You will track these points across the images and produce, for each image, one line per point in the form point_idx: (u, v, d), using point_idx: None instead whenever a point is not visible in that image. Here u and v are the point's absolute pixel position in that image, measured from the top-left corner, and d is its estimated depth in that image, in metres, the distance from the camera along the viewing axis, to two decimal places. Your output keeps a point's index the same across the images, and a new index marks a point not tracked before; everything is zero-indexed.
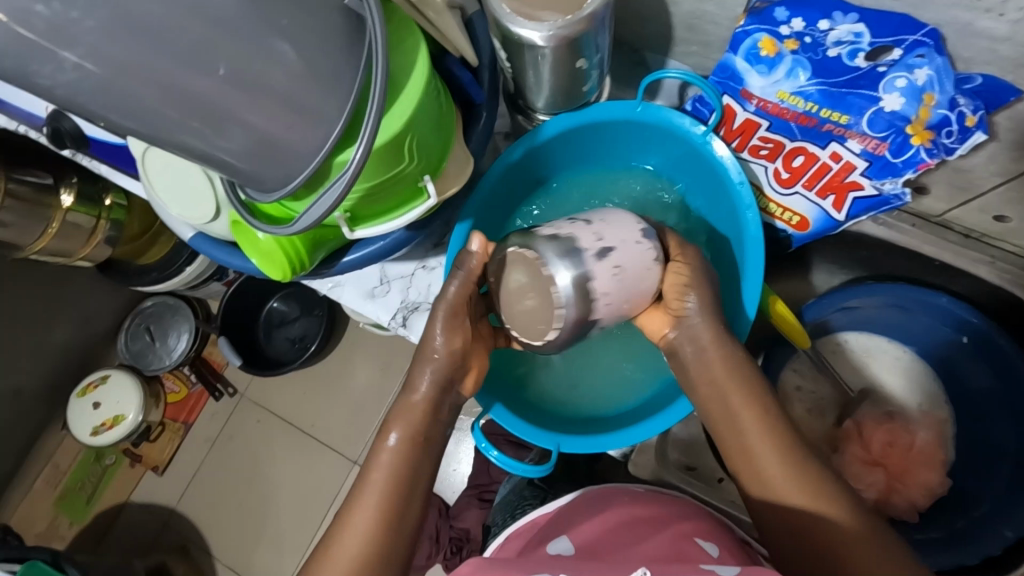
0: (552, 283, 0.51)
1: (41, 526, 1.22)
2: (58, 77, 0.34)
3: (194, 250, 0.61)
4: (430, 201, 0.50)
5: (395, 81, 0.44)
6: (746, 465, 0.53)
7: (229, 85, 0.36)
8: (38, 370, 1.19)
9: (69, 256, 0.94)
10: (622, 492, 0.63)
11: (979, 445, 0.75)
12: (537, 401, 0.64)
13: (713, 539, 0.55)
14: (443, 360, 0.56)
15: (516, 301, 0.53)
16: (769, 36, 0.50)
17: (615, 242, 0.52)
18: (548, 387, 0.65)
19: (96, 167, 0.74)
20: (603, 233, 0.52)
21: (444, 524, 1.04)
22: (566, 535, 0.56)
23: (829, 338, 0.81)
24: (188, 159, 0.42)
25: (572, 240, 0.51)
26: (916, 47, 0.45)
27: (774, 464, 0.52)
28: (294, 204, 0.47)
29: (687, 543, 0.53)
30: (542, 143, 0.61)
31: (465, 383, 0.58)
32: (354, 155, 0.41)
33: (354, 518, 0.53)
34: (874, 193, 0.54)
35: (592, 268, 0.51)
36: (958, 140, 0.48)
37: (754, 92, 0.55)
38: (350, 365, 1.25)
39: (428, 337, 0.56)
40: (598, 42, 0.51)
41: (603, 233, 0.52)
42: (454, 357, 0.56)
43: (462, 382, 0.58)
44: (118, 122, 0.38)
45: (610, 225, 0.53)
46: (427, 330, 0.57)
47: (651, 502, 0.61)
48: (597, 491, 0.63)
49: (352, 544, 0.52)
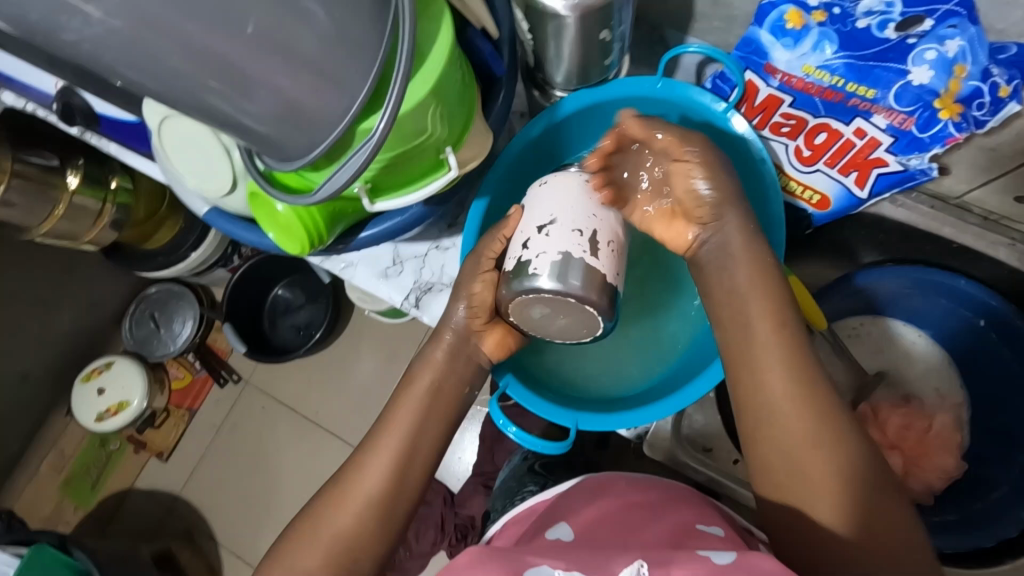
0: (588, 304, 0.50)
1: (47, 509, 1.21)
2: (84, 32, 0.33)
3: (208, 226, 0.60)
4: (450, 173, 0.49)
5: (420, 51, 0.43)
6: None
7: (255, 45, 0.36)
8: (45, 354, 1.19)
9: (75, 238, 0.94)
10: (619, 477, 0.62)
11: (994, 429, 0.75)
12: (548, 382, 0.63)
13: (716, 523, 0.54)
14: (472, 318, 0.58)
15: (550, 324, 0.52)
16: (797, 8, 0.50)
17: (592, 224, 0.51)
18: (554, 358, 0.65)
19: (105, 145, 0.73)
20: (576, 223, 0.51)
21: (450, 511, 1.05)
22: (567, 518, 0.56)
23: (846, 321, 0.80)
24: (208, 121, 0.42)
25: (566, 254, 0.50)
26: (948, 17, 0.45)
27: None
28: (313, 174, 0.47)
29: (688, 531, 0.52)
30: (561, 119, 0.61)
31: (484, 339, 0.59)
32: (380, 122, 0.41)
33: (366, 497, 0.55)
34: (899, 168, 0.55)
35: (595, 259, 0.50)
36: (990, 112, 0.47)
37: (779, 66, 0.54)
38: (357, 352, 1.25)
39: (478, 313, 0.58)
40: (623, 13, 0.51)
41: (579, 224, 0.51)
42: (487, 307, 0.58)
43: (481, 343, 0.59)
44: (143, 83, 0.38)
45: (575, 211, 0.52)
46: (472, 309, 0.58)
47: (647, 487, 0.60)
48: (593, 479, 0.62)
49: (353, 510, 0.54)
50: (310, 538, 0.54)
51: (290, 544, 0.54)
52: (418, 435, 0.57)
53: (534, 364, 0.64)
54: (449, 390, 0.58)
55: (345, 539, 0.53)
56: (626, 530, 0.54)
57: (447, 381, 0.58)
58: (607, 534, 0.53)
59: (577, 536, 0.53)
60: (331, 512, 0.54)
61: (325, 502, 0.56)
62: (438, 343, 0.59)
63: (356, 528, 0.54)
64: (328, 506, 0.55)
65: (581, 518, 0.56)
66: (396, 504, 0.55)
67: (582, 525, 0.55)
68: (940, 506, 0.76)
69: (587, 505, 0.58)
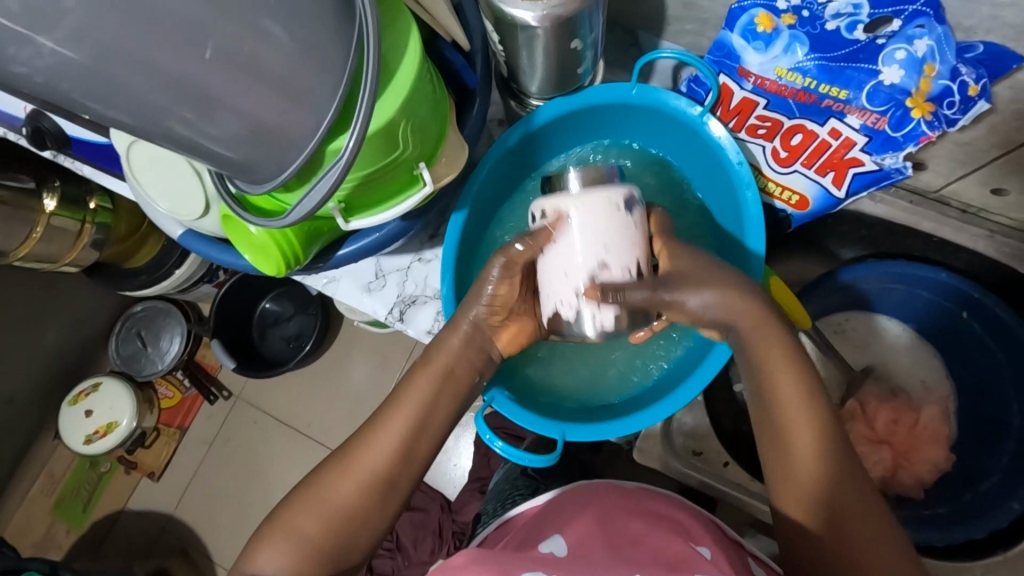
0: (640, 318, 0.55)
1: (39, 533, 1.21)
2: (37, 63, 0.33)
3: (184, 248, 0.59)
4: (425, 189, 0.49)
5: (386, 67, 0.42)
6: (772, 450, 0.52)
7: (216, 69, 0.35)
8: (28, 378, 1.17)
9: (55, 260, 0.92)
10: (614, 487, 0.62)
11: (981, 418, 0.75)
12: (551, 394, 0.64)
13: (704, 542, 0.55)
14: (489, 312, 0.57)
15: None
16: (765, 11, 0.50)
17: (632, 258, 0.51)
18: (549, 367, 0.65)
19: (79, 168, 0.72)
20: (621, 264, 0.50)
21: (447, 518, 1.05)
22: (561, 532, 0.56)
23: (832, 317, 0.80)
24: (175, 149, 0.41)
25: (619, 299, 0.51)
26: (915, 17, 0.45)
27: (805, 448, 0.50)
28: (286, 195, 0.46)
29: (684, 547, 0.54)
30: (538, 127, 0.60)
31: (501, 337, 0.59)
32: (349, 141, 0.40)
33: (355, 514, 0.54)
34: (874, 168, 0.55)
35: (631, 278, 0.50)
36: (960, 111, 0.47)
37: (752, 69, 0.54)
38: (348, 361, 1.24)
39: (463, 326, 0.58)
40: (593, 21, 0.50)
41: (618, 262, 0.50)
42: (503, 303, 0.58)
43: (496, 339, 0.59)
44: (105, 113, 0.37)
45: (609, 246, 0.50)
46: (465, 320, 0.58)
47: (643, 499, 0.60)
48: (583, 487, 0.62)
49: (342, 526, 0.54)
50: (309, 506, 0.54)
51: (291, 510, 0.55)
52: (408, 452, 0.56)
53: (524, 378, 0.64)
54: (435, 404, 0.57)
55: (333, 556, 0.53)
56: (618, 546, 0.53)
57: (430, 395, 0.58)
58: (602, 548, 0.53)
59: (570, 552, 0.52)
60: (316, 519, 0.54)
61: (321, 472, 0.56)
62: (445, 333, 0.58)
63: (344, 545, 0.54)
64: (324, 475, 0.56)
65: (575, 530, 0.56)
66: (380, 517, 0.55)
67: (576, 538, 0.54)
68: (931, 499, 0.76)
69: (579, 516, 0.58)
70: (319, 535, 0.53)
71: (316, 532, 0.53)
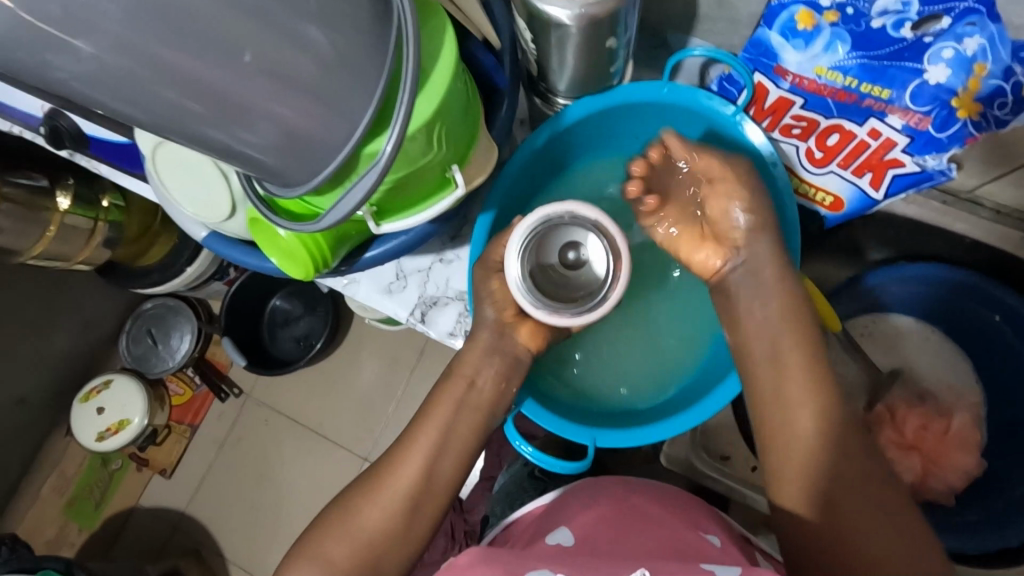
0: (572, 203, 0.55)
1: (49, 533, 1.19)
2: (74, 69, 0.32)
3: (207, 250, 0.59)
4: (458, 192, 0.48)
5: (424, 69, 0.41)
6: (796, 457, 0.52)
7: (255, 73, 0.34)
8: (41, 376, 1.16)
9: (68, 258, 0.91)
10: (625, 481, 0.61)
11: (1013, 424, 0.74)
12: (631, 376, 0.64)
13: (713, 531, 0.56)
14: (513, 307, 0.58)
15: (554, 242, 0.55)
16: (808, 8, 0.48)
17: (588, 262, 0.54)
18: (613, 356, 0.65)
19: (95, 167, 0.70)
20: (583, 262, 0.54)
21: (458, 518, 0.99)
22: (566, 523, 0.56)
23: (859, 317, 0.78)
24: (206, 152, 0.40)
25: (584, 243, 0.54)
26: (966, 14, 0.43)
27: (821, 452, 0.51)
28: (318, 200, 0.45)
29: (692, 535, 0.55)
30: (566, 127, 0.59)
31: (522, 331, 0.60)
32: (388, 144, 0.39)
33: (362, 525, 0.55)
34: (916, 169, 0.54)
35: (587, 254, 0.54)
36: (1012, 111, 0.46)
37: (789, 68, 0.52)
38: (359, 360, 1.23)
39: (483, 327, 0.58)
40: (629, 20, 0.49)
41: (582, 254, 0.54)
42: None
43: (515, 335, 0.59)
44: (134, 116, 0.36)
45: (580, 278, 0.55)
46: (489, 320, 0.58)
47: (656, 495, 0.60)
48: (589, 483, 0.61)
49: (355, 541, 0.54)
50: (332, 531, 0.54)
51: (325, 529, 0.55)
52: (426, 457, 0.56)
53: (549, 383, 0.64)
54: (465, 408, 0.58)
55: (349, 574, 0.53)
56: (627, 538, 0.54)
57: (463, 394, 0.59)
58: (608, 540, 0.54)
59: (577, 543, 0.54)
60: (331, 548, 0.53)
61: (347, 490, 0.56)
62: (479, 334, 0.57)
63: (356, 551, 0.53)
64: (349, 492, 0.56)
65: (582, 521, 0.56)
66: (414, 521, 0.56)
67: (583, 530, 0.55)
68: (960, 506, 0.74)
69: (585, 508, 0.58)
70: (338, 563, 0.53)
71: (332, 558, 0.54)
